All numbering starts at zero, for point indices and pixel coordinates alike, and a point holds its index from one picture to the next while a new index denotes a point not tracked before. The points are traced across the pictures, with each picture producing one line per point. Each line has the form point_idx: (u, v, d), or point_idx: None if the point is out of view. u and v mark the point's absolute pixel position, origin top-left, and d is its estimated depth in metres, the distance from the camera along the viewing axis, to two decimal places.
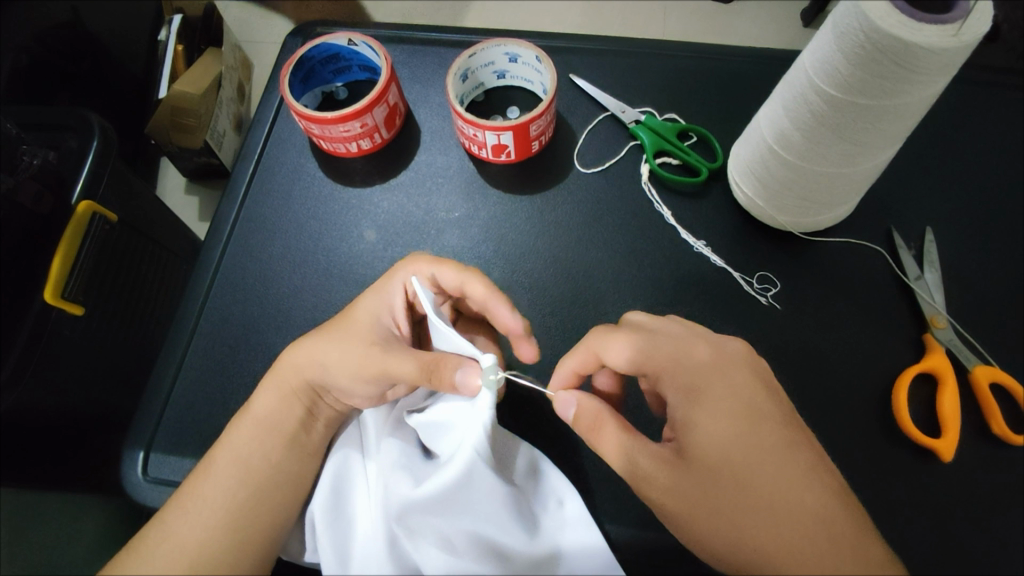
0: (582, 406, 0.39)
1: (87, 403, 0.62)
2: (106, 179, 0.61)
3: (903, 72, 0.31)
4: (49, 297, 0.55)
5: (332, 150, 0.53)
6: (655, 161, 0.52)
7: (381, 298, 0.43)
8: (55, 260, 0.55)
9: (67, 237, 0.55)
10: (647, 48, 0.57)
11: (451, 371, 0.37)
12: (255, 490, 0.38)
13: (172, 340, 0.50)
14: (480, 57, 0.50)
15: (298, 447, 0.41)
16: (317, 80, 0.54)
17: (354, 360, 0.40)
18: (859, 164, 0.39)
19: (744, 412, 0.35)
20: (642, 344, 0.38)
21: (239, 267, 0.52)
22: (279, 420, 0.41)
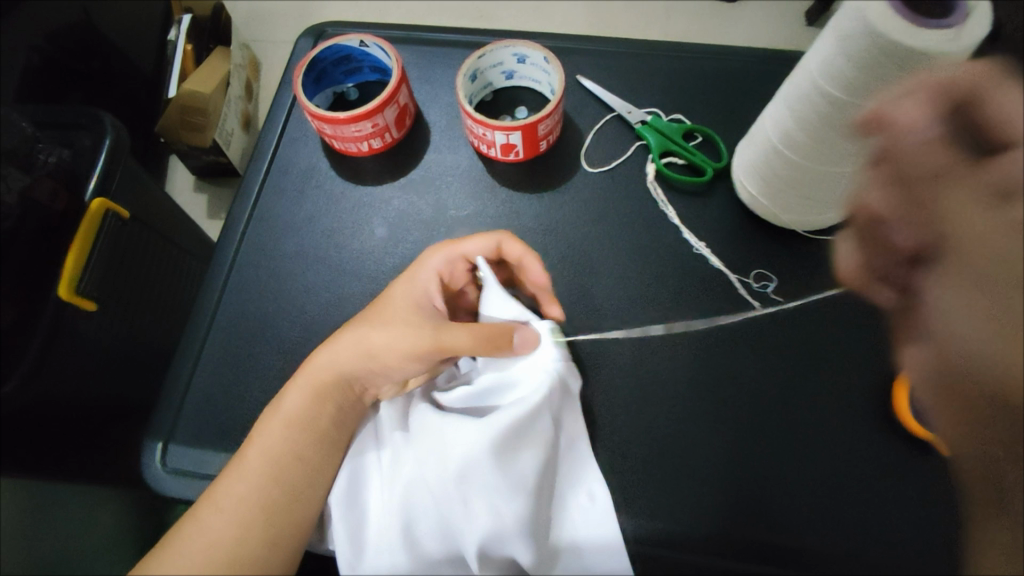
0: (527, 333, 0.42)
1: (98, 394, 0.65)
2: (118, 176, 0.62)
3: (904, 77, 0.32)
4: (65, 293, 0.56)
5: (344, 149, 0.54)
6: (661, 161, 0.53)
7: (414, 287, 0.45)
8: (68, 258, 0.56)
9: (82, 235, 0.57)
10: (653, 50, 0.58)
11: (509, 334, 0.41)
12: (287, 488, 0.40)
13: (189, 334, 0.51)
14: (488, 58, 0.51)
15: (328, 443, 0.42)
16: (328, 81, 0.55)
17: (406, 340, 0.42)
18: None
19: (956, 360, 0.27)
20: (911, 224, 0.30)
21: (255, 265, 0.53)
22: (311, 421, 0.42)
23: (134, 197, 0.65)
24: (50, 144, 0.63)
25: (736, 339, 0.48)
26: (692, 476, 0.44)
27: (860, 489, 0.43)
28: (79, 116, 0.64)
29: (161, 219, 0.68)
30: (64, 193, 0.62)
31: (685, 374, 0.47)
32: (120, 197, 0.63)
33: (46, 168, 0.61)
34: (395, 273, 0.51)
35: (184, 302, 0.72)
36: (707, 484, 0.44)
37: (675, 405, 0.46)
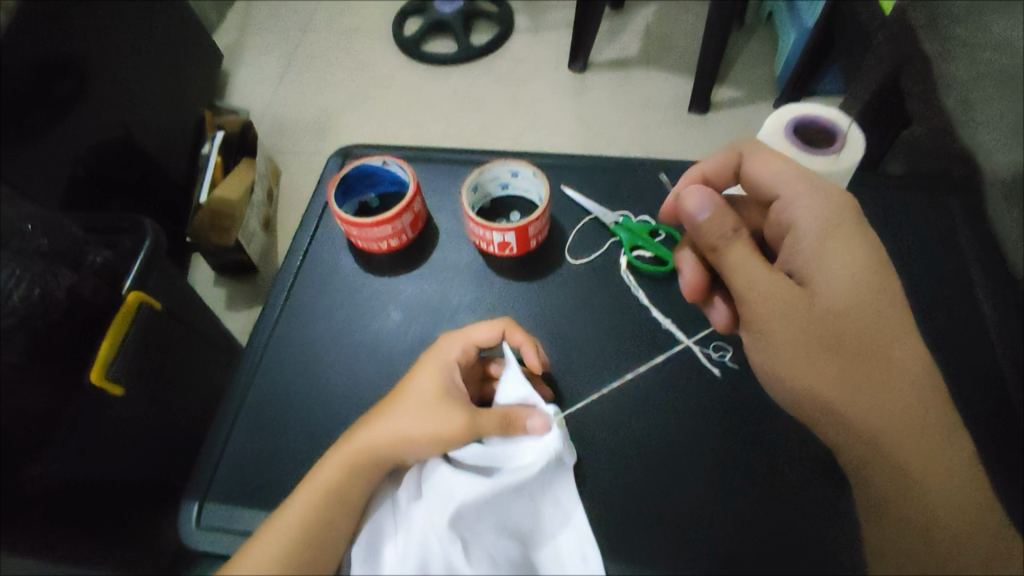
0: (540, 420, 0.49)
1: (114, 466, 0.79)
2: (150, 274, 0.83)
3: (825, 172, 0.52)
4: (94, 378, 0.72)
5: (366, 248, 0.64)
6: (631, 254, 0.63)
7: (438, 376, 0.50)
8: (102, 348, 0.74)
9: (117, 327, 0.76)
10: (623, 164, 0.70)
11: (524, 418, 0.50)
12: (308, 547, 0.45)
13: (225, 407, 0.58)
14: (487, 174, 0.62)
15: (345, 507, 0.47)
16: (354, 193, 0.66)
17: (434, 424, 0.48)
18: None
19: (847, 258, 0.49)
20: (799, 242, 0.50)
21: (284, 346, 0.61)
22: (347, 493, 0.47)
23: (162, 293, 0.85)
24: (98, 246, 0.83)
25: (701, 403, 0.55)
26: (667, 526, 0.50)
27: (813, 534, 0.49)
28: (122, 224, 0.86)
29: (188, 313, 0.91)
30: (104, 288, 0.80)
31: (657, 433, 0.54)
32: (150, 292, 0.83)
33: (93, 266, 0.79)
34: (408, 353, 0.59)
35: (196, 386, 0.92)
36: (679, 533, 0.49)
37: (651, 463, 0.52)
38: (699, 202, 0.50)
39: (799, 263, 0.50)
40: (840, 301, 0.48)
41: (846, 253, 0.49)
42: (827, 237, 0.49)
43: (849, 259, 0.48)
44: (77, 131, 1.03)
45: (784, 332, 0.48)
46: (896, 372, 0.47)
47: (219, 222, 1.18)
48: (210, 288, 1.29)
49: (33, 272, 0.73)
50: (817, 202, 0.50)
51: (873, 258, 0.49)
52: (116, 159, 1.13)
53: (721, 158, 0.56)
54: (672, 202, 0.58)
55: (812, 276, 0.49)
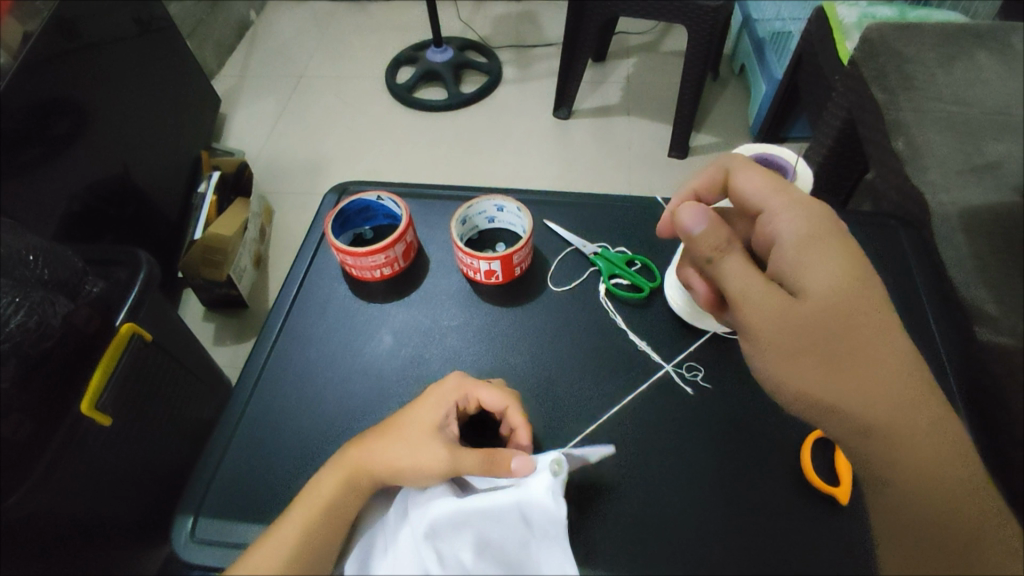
0: (523, 463, 0.49)
1: (89, 490, 0.81)
2: (144, 304, 0.86)
3: None
4: (87, 408, 0.74)
5: (359, 276, 0.68)
6: (609, 282, 0.67)
7: (435, 411, 0.52)
8: (93, 380, 0.76)
9: (111, 353, 0.78)
10: (602, 200, 0.75)
11: (508, 459, 0.50)
12: (301, 560, 0.47)
13: (222, 425, 0.60)
14: (475, 208, 0.67)
15: (336, 517, 0.49)
16: (350, 225, 0.70)
17: (421, 454, 0.50)
18: None
19: (833, 267, 0.47)
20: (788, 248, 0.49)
21: (281, 368, 0.63)
22: (340, 510, 0.49)
23: (156, 319, 0.89)
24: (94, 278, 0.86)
25: (676, 418, 0.58)
26: (644, 538, 0.52)
27: (783, 541, 0.51)
28: (119, 256, 0.89)
29: (179, 345, 0.94)
30: (96, 318, 0.81)
31: (634, 447, 0.56)
32: (143, 322, 0.86)
33: (89, 296, 0.82)
34: (398, 375, 0.62)
35: (179, 416, 0.95)
36: (654, 542, 0.51)
37: (629, 477, 0.55)
38: (692, 217, 0.50)
39: (787, 273, 0.48)
40: (829, 297, 0.46)
41: (828, 261, 0.47)
42: (809, 244, 0.48)
43: (832, 265, 0.47)
44: (76, 168, 1.07)
45: (777, 337, 0.47)
46: (877, 366, 0.45)
47: (211, 257, 1.22)
48: (200, 322, 1.31)
49: (31, 302, 0.72)
50: (799, 208, 0.50)
51: (852, 262, 0.47)
52: (112, 195, 1.16)
53: (710, 174, 0.57)
54: (667, 219, 0.59)
55: (803, 279, 0.47)
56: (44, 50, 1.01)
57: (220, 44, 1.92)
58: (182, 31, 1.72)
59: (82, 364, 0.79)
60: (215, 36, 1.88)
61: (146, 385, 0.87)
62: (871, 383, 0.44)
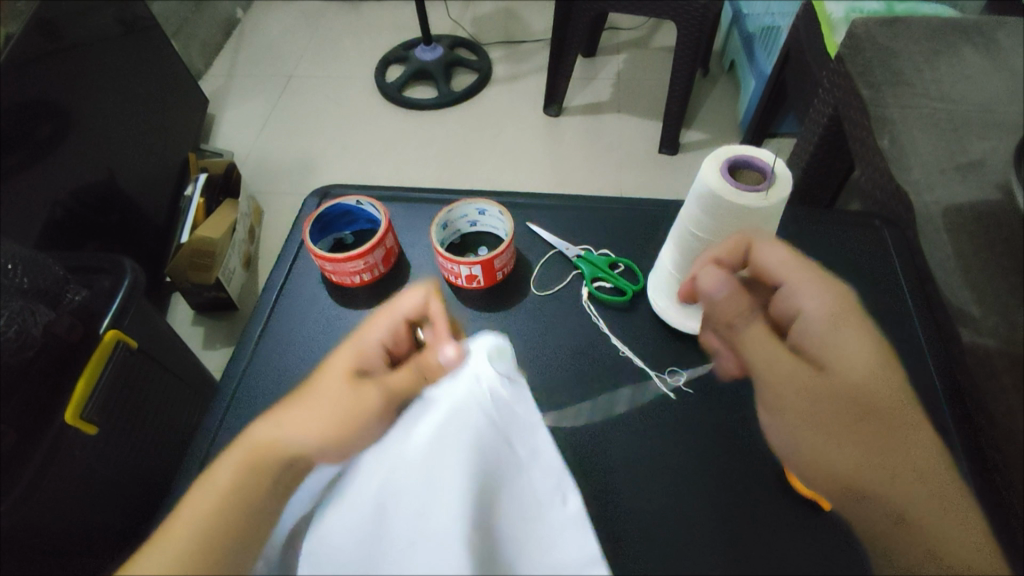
0: (448, 351, 0.47)
1: (79, 504, 0.79)
2: (129, 312, 0.85)
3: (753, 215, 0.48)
4: (71, 417, 0.75)
5: (340, 281, 0.67)
6: (592, 285, 0.66)
7: (357, 357, 0.52)
8: (77, 391, 0.76)
9: (95, 361, 0.78)
10: (586, 201, 0.75)
11: (435, 358, 0.48)
12: (206, 548, 0.41)
13: (203, 434, 0.59)
14: (456, 212, 0.66)
15: (249, 495, 0.44)
16: (331, 230, 0.69)
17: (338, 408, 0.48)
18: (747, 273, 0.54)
19: (865, 352, 0.49)
20: (813, 323, 0.49)
21: (261, 374, 0.63)
22: (244, 488, 0.44)
23: (141, 328, 0.88)
24: (77, 285, 0.85)
25: (659, 422, 0.57)
26: (626, 545, 0.51)
27: (765, 546, 0.51)
28: (102, 263, 0.88)
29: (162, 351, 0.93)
30: (79, 326, 0.80)
31: (617, 453, 0.55)
32: (127, 328, 0.85)
33: (72, 305, 0.81)
34: None
35: (164, 420, 0.94)
36: (637, 548, 0.51)
37: (610, 484, 0.54)
38: (714, 284, 0.51)
39: (814, 347, 0.49)
40: (855, 377, 0.48)
41: (853, 342, 0.50)
42: (832, 323, 0.49)
43: (858, 345, 0.49)
44: (59, 172, 1.06)
45: (802, 409, 0.48)
46: (883, 432, 0.46)
47: (199, 260, 1.22)
48: (188, 326, 1.30)
49: (11, 311, 0.72)
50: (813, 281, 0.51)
51: (875, 347, 0.50)
52: (97, 200, 1.15)
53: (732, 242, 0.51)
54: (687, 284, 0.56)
55: (832, 357, 0.48)
56: (29, 52, 0.99)
57: (206, 43, 1.89)
58: (166, 30, 1.70)
59: (63, 373, 0.78)
60: (200, 35, 1.86)
61: (140, 402, 0.88)
62: (880, 441, 0.46)
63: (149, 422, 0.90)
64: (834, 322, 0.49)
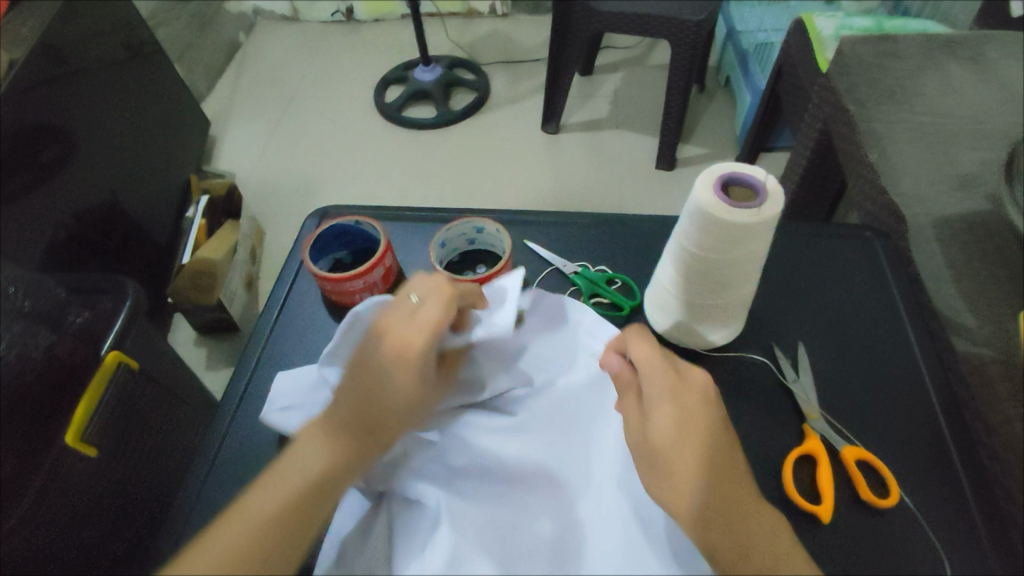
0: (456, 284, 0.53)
1: (81, 524, 0.80)
2: (130, 335, 0.86)
3: (742, 232, 0.48)
4: (71, 439, 0.75)
5: (339, 301, 0.68)
6: (590, 301, 0.67)
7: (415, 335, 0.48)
8: (77, 414, 0.77)
9: (94, 386, 0.79)
10: (585, 218, 0.75)
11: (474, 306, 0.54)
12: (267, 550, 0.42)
13: (200, 456, 0.60)
14: (454, 230, 0.67)
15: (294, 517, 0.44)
16: (329, 250, 0.70)
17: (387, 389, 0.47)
18: (739, 290, 0.54)
19: (673, 430, 0.45)
20: (656, 411, 0.46)
21: (261, 395, 0.64)
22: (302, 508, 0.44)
23: (142, 350, 0.89)
24: (79, 306, 0.85)
25: None
26: None
27: None
28: (104, 284, 0.88)
29: (163, 376, 0.94)
30: (82, 349, 0.81)
31: None
32: (131, 351, 0.86)
33: (74, 327, 0.82)
34: None
35: (165, 443, 0.95)
36: None
37: None
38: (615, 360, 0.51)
39: (644, 435, 0.47)
40: (676, 457, 0.44)
41: (671, 424, 0.45)
42: (655, 404, 0.46)
43: (670, 423, 0.45)
44: (65, 195, 1.07)
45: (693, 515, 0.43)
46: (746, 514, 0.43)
47: (198, 280, 1.23)
48: (189, 347, 1.30)
49: (12, 335, 0.75)
50: (667, 383, 0.47)
51: (692, 425, 0.45)
52: (100, 221, 1.16)
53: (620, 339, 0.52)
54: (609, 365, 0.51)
55: (657, 443, 0.45)
56: (29, 79, 1.02)
57: (210, 67, 1.93)
58: (170, 56, 1.73)
59: (62, 397, 0.79)
60: (204, 59, 1.90)
61: (139, 424, 0.88)
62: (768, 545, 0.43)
63: (149, 442, 0.91)
64: (667, 425, 0.45)
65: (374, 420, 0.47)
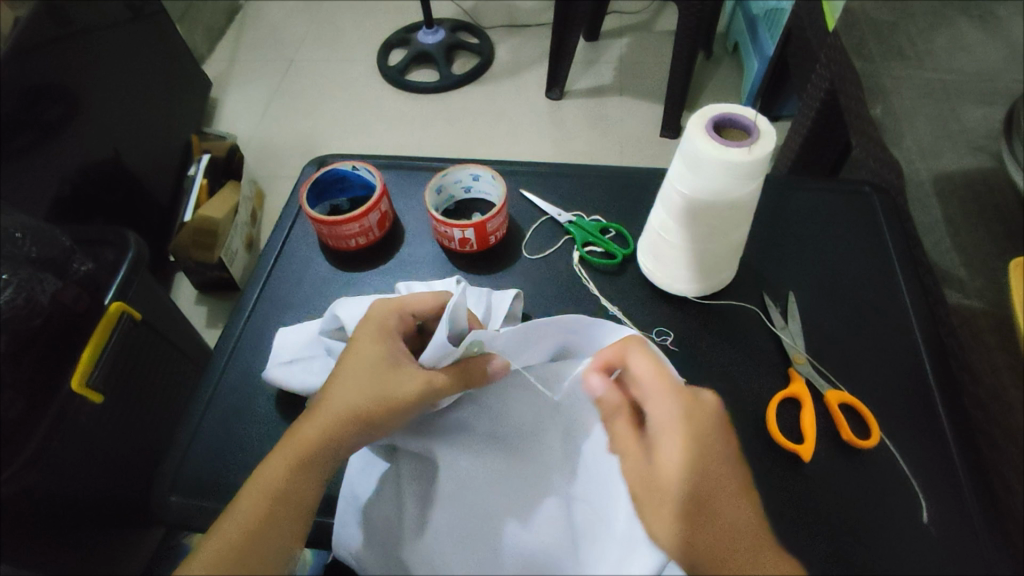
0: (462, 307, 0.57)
1: (85, 465, 0.82)
2: (134, 285, 0.86)
3: (735, 171, 0.48)
4: (76, 386, 0.76)
5: (336, 246, 0.68)
6: (583, 249, 0.67)
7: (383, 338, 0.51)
8: (81, 360, 0.77)
9: (100, 331, 0.79)
10: (581, 170, 0.75)
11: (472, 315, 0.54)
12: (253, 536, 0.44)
13: (198, 393, 0.61)
14: (450, 176, 0.67)
15: (280, 503, 0.46)
16: (327, 195, 0.71)
17: (356, 381, 0.49)
18: (730, 235, 0.54)
19: (688, 451, 0.42)
20: (663, 431, 0.43)
21: (258, 336, 0.65)
22: (290, 492, 0.46)
23: (145, 299, 0.90)
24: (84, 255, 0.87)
25: None
26: None
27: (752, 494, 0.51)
28: (106, 236, 0.89)
29: (165, 325, 0.94)
30: (86, 297, 0.83)
31: None
32: (133, 300, 0.87)
33: (78, 275, 0.83)
34: None
35: (166, 393, 0.96)
36: None
37: None
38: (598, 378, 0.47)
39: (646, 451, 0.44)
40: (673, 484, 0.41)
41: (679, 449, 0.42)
42: (665, 432, 0.43)
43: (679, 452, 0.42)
44: (65, 150, 1.09)
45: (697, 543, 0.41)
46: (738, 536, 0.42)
47: (203, 239, 1.23)
48: (191, 305, 1.32)
49: (19, 280, 0.76)
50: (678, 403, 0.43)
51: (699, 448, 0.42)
52: (104, 179, 1.17)
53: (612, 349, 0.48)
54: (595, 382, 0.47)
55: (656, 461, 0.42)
56: (39, 34, 1.02)
57: (210, 27, 1.91)
58: (171, 15, 1.71)
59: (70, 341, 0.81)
60: (204, 19, 1.87)
61: (143, 372, 0.90)
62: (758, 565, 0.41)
63: (153, 391, 0.93)
64: (672, 451, 0.42)
65: (338, 404, 0.48)
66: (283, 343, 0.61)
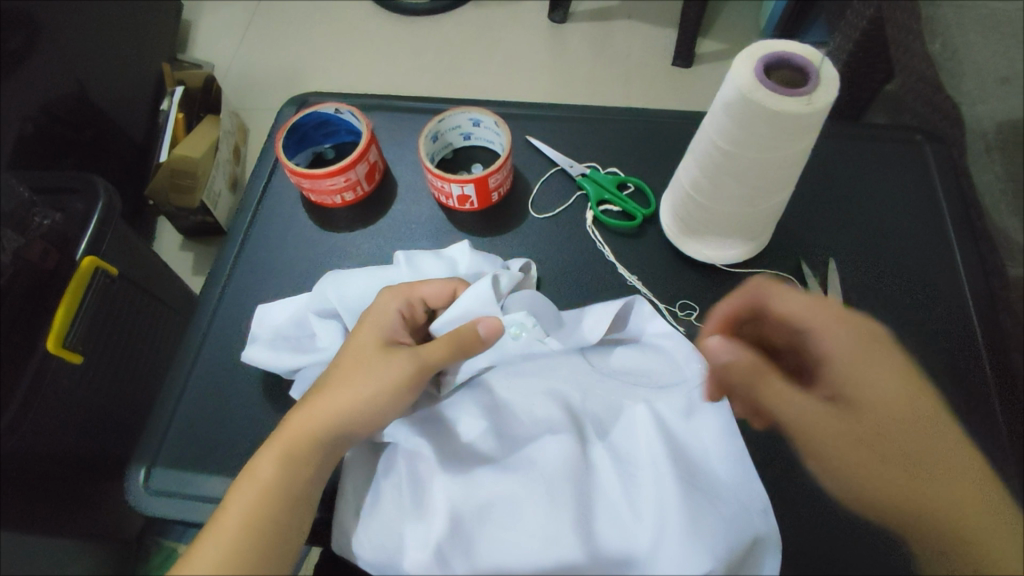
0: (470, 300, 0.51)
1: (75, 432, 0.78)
2: (107, 237, 0.78)
3: (787, 125, 0.40)
4: (53, 347, 0.70)
5: (320, 202, 0.61)
6: (598, 209, 0.59)
7: (378, 323, 0.48)
8: (56, 318, 0.70)
9: (73, 287, 0.72)
10: (596, 113, 0.66)
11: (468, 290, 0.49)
12: (245, 530, 0.41)
13: (173, 369, 0.56)
14: (448, 122, 0.58)
15: (273, 494, 0.43)
16: (308, 142, 0.62)
17: (352, 366, 0.46)
18: (769, 199, 0.47)
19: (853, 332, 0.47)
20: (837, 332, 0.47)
21: (236, 304, 0.59)
22: (285, 485, 0.43)
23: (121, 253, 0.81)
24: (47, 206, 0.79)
25: None
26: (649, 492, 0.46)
27: None
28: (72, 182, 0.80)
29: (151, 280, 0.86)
30: (54, 253, 0.76)
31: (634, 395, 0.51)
32: (108, 254, 0.79)
33: (41, 229, 0.76)
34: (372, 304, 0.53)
35: (161, 354, 0.90)
36: None
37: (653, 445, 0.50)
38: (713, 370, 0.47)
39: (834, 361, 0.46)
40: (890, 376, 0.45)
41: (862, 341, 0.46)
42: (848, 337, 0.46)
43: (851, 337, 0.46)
44: (26, 87, 0.98)
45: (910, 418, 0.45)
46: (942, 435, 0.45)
47: (179, 180, 1.13)
48: (175, 252, 1.24)
49: None
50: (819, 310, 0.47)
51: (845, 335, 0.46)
52: (70, 114, 1.07)
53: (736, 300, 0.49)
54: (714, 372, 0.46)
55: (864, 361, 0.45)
56: None
57: None
58: None
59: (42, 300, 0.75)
60: None
61: (133, 334, 0.84)
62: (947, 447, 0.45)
63: (143, 353, 0.86)
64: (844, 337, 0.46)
65: (334, 392, 0.45)
66: (265, 316, 0.54)
